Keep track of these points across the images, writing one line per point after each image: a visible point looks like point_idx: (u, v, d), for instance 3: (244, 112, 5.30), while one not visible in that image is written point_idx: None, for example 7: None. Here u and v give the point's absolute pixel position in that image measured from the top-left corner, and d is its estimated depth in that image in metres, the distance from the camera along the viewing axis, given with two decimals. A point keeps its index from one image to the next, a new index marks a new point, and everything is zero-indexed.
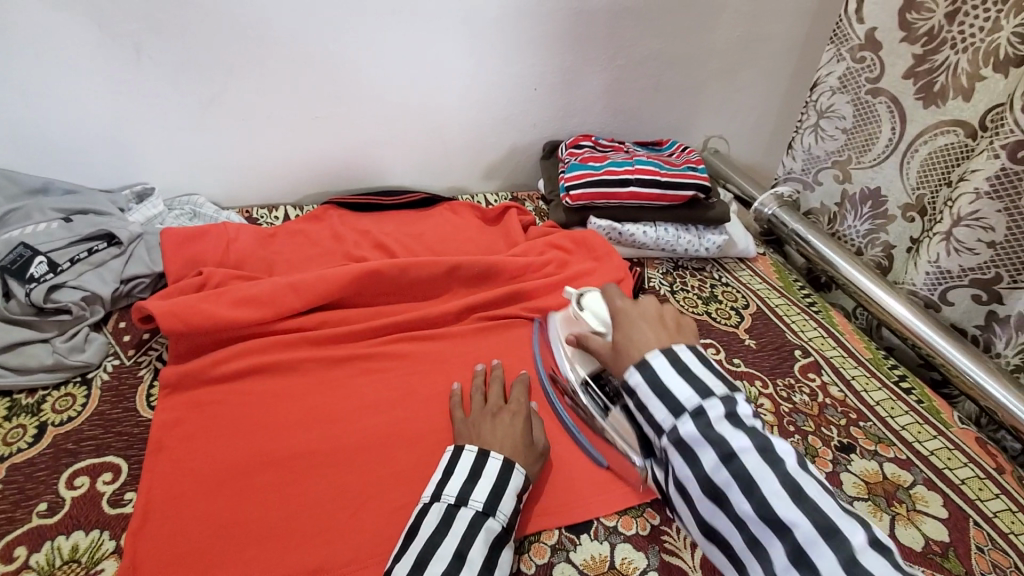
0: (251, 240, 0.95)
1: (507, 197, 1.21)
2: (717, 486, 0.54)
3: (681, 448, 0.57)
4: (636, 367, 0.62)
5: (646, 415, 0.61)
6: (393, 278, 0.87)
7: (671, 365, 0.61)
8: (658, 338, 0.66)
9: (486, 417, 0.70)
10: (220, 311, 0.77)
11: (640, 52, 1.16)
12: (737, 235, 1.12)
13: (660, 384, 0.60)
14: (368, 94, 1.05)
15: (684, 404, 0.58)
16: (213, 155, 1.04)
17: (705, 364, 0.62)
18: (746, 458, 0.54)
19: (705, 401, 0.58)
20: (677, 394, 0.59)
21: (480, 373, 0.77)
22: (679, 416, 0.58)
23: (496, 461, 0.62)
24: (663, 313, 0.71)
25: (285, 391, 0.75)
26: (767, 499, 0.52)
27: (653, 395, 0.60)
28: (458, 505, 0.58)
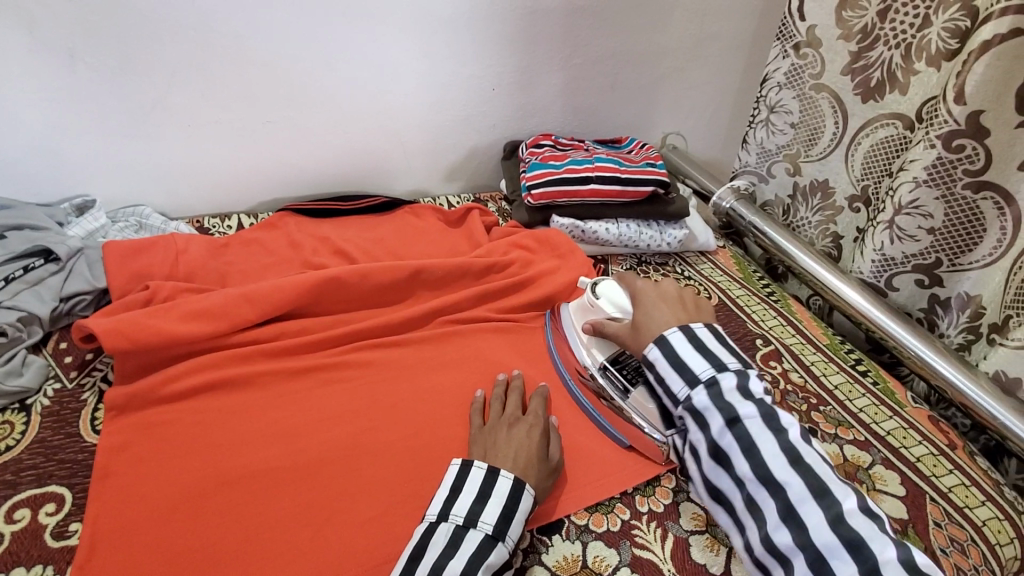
0: (202, 251, 0.91)
1: (470, 199, 1.20)
2: (721, 449, 0.64)
3: (694, 413, 0.67)
4: (655, 344, 0.72)
5: (664, 386, 0.71)
6: (354, 284, 0.85)
7: (688, 341, 0.71)
8: (675, 315, 0.76)
9: (503, 428, 0.69)
10: (169, 325, 0.73)
11: (595, 51, 1.17)
12: (697, 230, 1.13)
13: (679, 358, 0.70)
14: (322, 97, 1.03)
15: (700, 376, 0.68)
16: (159, 164, 1.00)
17: (720, 343, 0.72)
18: (749, 423, 0.64)
19: (719, 374, 0.68)
20: (693, 367, 0.69)
21: (502, 382, 0.77)
22: (694, 386, 0.68)
23: (508, 478, 0.62)
24: (679, 294, 0.81)
25: (242, 407, 0.72)
26: (766, 461, 0.61)
27: (671, 368, 0.70)
28: (467, 527, 0.57)
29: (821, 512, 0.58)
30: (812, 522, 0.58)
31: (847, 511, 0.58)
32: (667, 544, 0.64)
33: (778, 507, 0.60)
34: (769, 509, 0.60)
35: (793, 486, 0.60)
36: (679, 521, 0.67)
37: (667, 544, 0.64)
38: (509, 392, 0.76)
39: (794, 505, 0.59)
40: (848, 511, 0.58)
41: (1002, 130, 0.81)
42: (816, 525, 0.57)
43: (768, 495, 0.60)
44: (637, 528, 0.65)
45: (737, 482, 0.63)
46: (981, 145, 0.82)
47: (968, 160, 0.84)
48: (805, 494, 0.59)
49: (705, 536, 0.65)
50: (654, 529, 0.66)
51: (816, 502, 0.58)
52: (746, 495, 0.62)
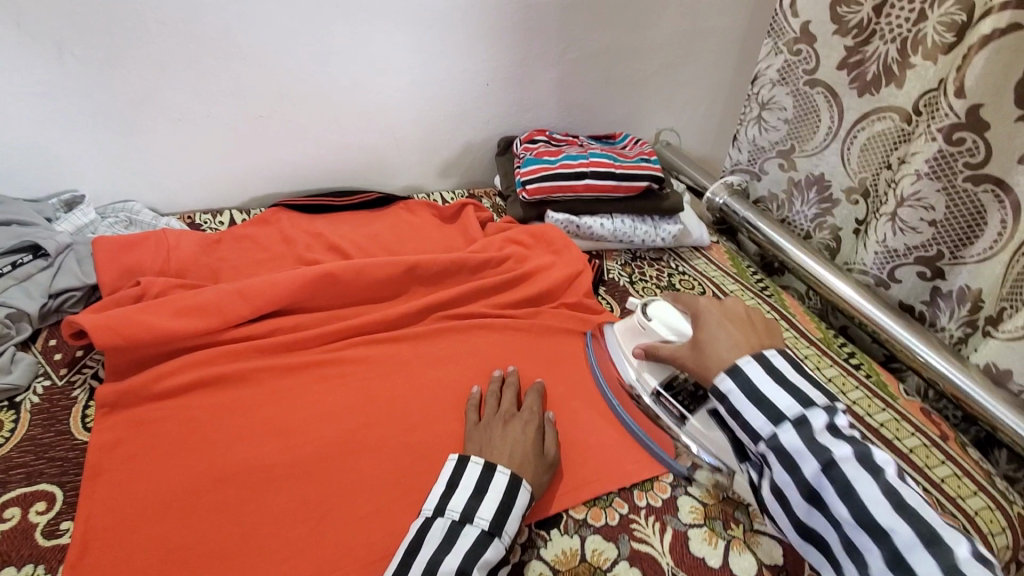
0: (193, 248, 0.90)
1: (464, 195, 1.20)
2: (816, 489, 0.56)
3: (781, 455, 0.59)
4: (728, 374, 0.64)
5: (741, 421, 0.63)
6: (349, 280, 0.85)
7: (766, 371, 0.63)
8: (745, 338, 0.69)
9: (498, 425, 0.69)
10: (161, 322, 0.72)
11: (589, 46, 1.17)
12: (692, 225, 1.14)
13: (757, 392, 0.62)
14: (315, 92, 1.02)
15: (784, 412, 0.60)
16: (149, 159, 0.98)
17: (802, 374, 0.64)
18: (847, 467, 0.56)
19: (807, 411, 0.60)
20: (776, 402, 0.61)
21: (497, 378, 0.77)
22: (779, 423, 0.60)
23: (504, 474, 0.61)
24: (747, 313, 0.74)
25: (237, 404, 0.71)
26: (866, 504, 0.54)
27: (750, 403, 0.62)
28: (463, 522, 0.57)
29: (933, 560, 0.51)
30: (924, 570, 0.51)
31: (962, 560, 0.50)
32: (665, 536, 0.65)
33: (885, 555, 0.53)
34: (873, 556, 0.53)
35: (900, 532, 0.53)
36: (678, 515, 0.67)
37: (665, 537, 0.64)
38: (504, 388, 0.76)
39: (903, 552, 0.52)
40: (964, 561, 0.50)
41: (1001, 123, 0.81)
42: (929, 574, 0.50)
43: (873, 542, 0.53)
44: (634, 522, 0.66)
45: (835, 524, 0.55)
46: (981, 139, 0.83)
47: (969, 152, 0.85)
48: (914, 541, 0.52)
49: (703, 530, 0.66)
50: (652, 522, 0.66)
51: (928, 550, 0.51)
52: (845, 538, 0.55)
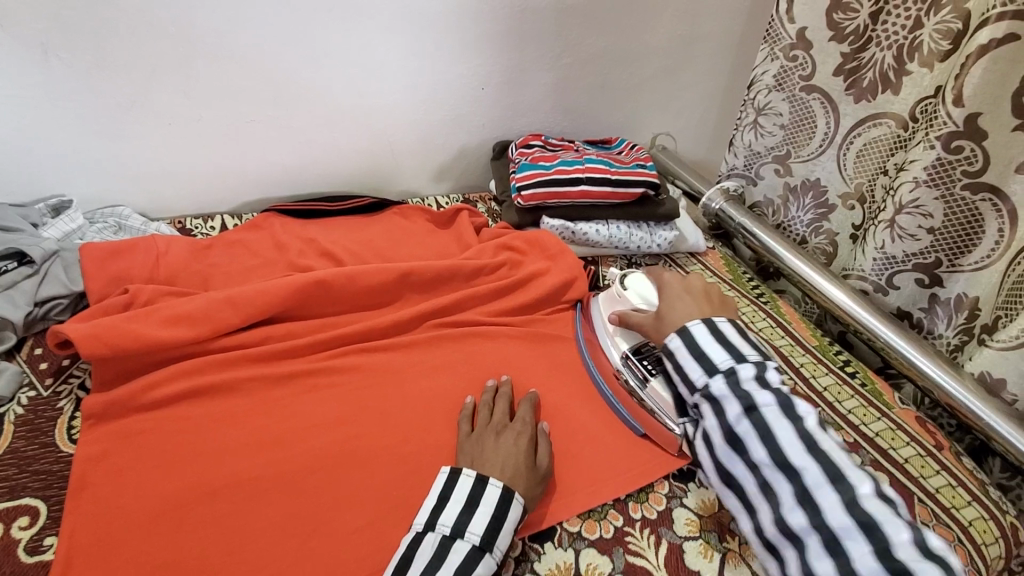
0: (183, 254, 0.89)
1: (459, 200, 1.19)
2: (738, 435, 0.66)
3: (711, 400, 0.69)
4: (676, 334, 0.74)
5: (681, 372, 0.73)
6: (341, 287, 0.84)
7: (710, 334, 0.73)
8: (699, 307, 0.79)
9: (490, 436, 0.68)
10: (149, 331, 0.71)
11: (585, 51, 1.16)
12: (687, 231, 1.13)
13: (698, 348, 0.72)
14: (308, 96, 1.01)
15: (718, 365, 0.70)
16: (138, 163, 0.97)
17: (740, 334, 0.74)
18: (766, 411, 0.65)
19: (737, 364, 0.70)
20: (712, 356, 0.71)
21: (491, 388, 0.76)
22: (712, 374, 0.70)
23: (495, 487, 0.61)
24: (708, 288, 0.83)
25: (226, 415, 0.70)
26: (780, 447, 0.63)
27: (691, 357, 0.72)
28: (454, 537, 0.56)
29: (835, 496, 0.59)
30: (825, 504, 0.59)
31: (862, 497, 0.58)
32: (661, 550, 0.64)
33: (793, 489, 0.61)
34: (784, 493, 0.61)
35: (809, 469, 0.61)
36: (673, 528, 0.66)
37: (661, 550, 0.64)
38: (497, 398, 0.75)
39: (810, 488, 0.60)
40: (899, 546, 0.55)
41: (1000, 132, 0.81)
42: (830, 507, 0.58)
43: (784, 479, 0.61)
44: (629, 535, 0.65)
45: (752, 467, 0.64)
46: (979, 147, 0.83)
47: (967, 161, 0.84)
48: (822, 479, 0.60)
49: (698, 542, 0.65)
50: (647, 535, 0.65)
51: (832, 486, 0.59)
52: (763, 481, 0.63)
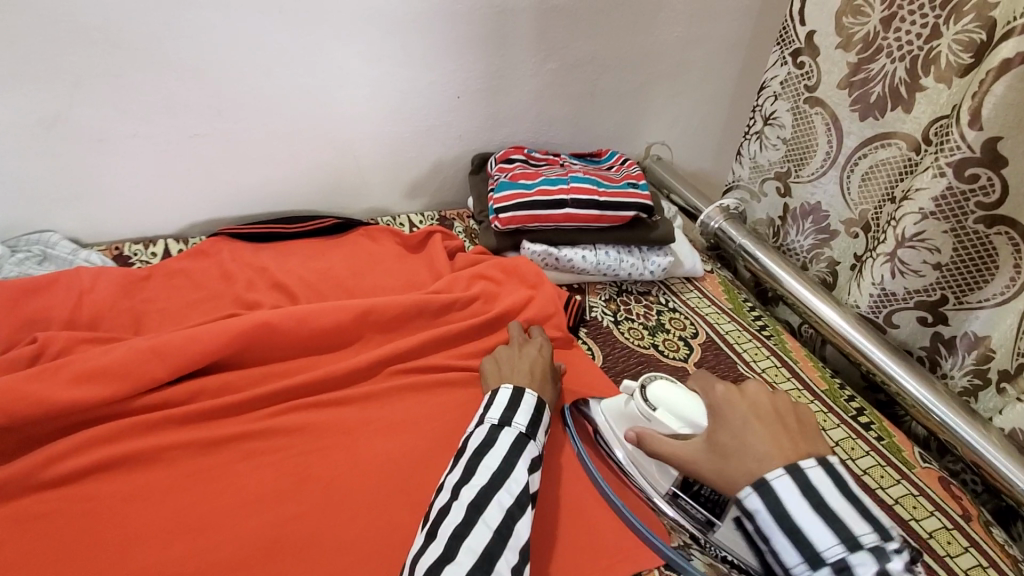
0: (112, 290, 0.79)
1: (434, 218, 1.09)
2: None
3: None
4: (754, 489, 0.50)
5: (770, 551, 0.50)
6: (289, 331, 0.74)
7: (800, 491, 0.49)
8: (775, 441, 0.53)
9: (514, 357, 0.76)
10: (57, 392, 0.61)
11: (572, 55, 1.05)
12: (683, 255, 1.03)
13: (789, 520, 0.48)
14: (260, 107, 0.90)
15: (823, 553, 0.46)
16: (67, 183, 0.86)
17: (846, 495, 0.49)
18: None
19: (851, 554, 0.45)
20: (813, 537, 0.47)
21: (518, 325, 0.82)
22: (817, 567, 0.46)
23: (531, 395, 0.68)
24: (781, 401, 0.56)
25: (142, 492, 0.60)
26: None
27: (779, 531, 0.49)
28: (501, 425, 0.64)
29: None
30: None
31: None
32: None
33: None
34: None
35: None
36: None
37: None
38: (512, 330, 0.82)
39: None
40: None
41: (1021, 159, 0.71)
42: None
43: None
44: None
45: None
46: (997, 175, 0.73)
47: (982, 191, 0.74)
48: None
49: None
50: None
51: None
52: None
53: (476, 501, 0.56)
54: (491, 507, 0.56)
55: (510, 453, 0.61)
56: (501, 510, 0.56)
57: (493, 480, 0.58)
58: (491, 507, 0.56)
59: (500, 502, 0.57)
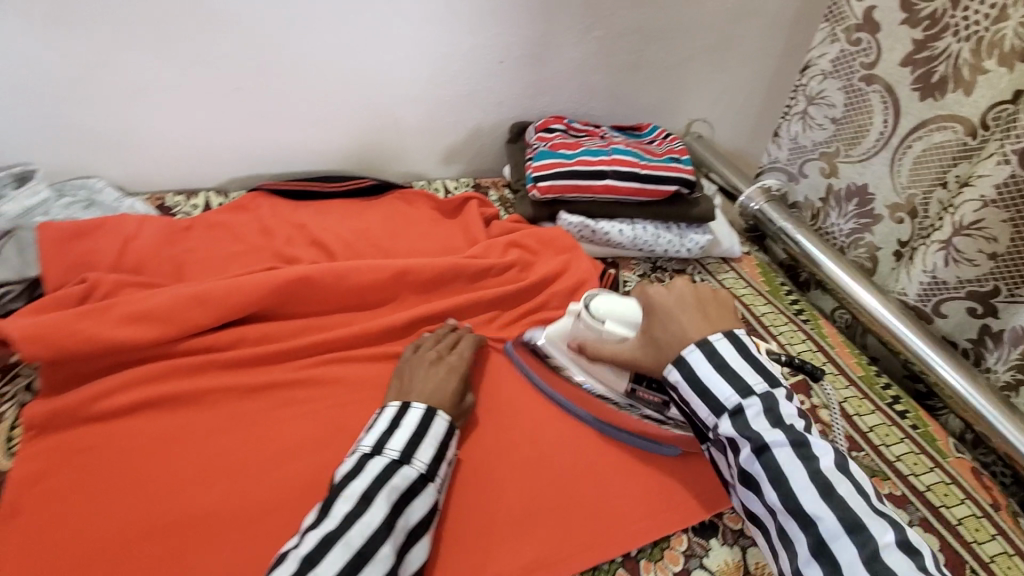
0: (158, 237, 0.79)
1: (469, 185, 1.08)
2: (750, 475, 0.56)
3: (726, 443, 0.58)
4: (674, 365, 0.61)
5: (689, 410, 0.61)
6: (328, 285, 0.75)
7: (708, 360, 0.59)
8: (693, 325, 0.63)
9: (421, 365, 0.69)
10: (106, 331, 0.63)
11: (619, 23, 1.03)
12: (721, 234, 1.01)
13: (700, 383, 0.59)
14: (301, 62, 0.89)
15: (724, 402, 0.58)
16: (114, 130, 0.87)
17: (745, 354, 0.60)
18: (779, 452, 0.55)
19: (744, 400, 0.57)
20: (717, 392, 0.58)
21: (449, 325, 0.76)
22: (719, 414, 0.58)
23: (418, 411, 0.61)
24: (701, 292, 0.65)
25: (186, 430, 0.62)
26: (796, 493, 0.53)
27: (693, 394, 0.60)
28: (371, 454, 0.56)
29: (855, 551, 0.50)
30: (844, 559, 0.50)
31: (885, 548, 0.50)
32: None
33: (809, 541, 0.52)
34: (800, 544, 0.52)
35: (824, 519, 0.52)
36: None
37: None
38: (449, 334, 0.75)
39: (826, 540, 0.51)
40: (887, 549, 0.50)
41: None
42: (850, 563, 0.50)
43: (799, 528, 0.53)
44: None
45: (768, 510, 0.55)
46: None
47: None
48: (840, 530, 0.51)
49: None
50: None
51: (849, 538, 0.51)
52: (779, 524, 0.55)
53: (314, 550, 0.48)
54: (336, 548, 0.48)
55: (374, 482, 0.54)
56: (348, 551, 0.48)
57: (344, 521, 0.50)
58: (330, 556, 0.48)
59: (348, 542, 0.49)
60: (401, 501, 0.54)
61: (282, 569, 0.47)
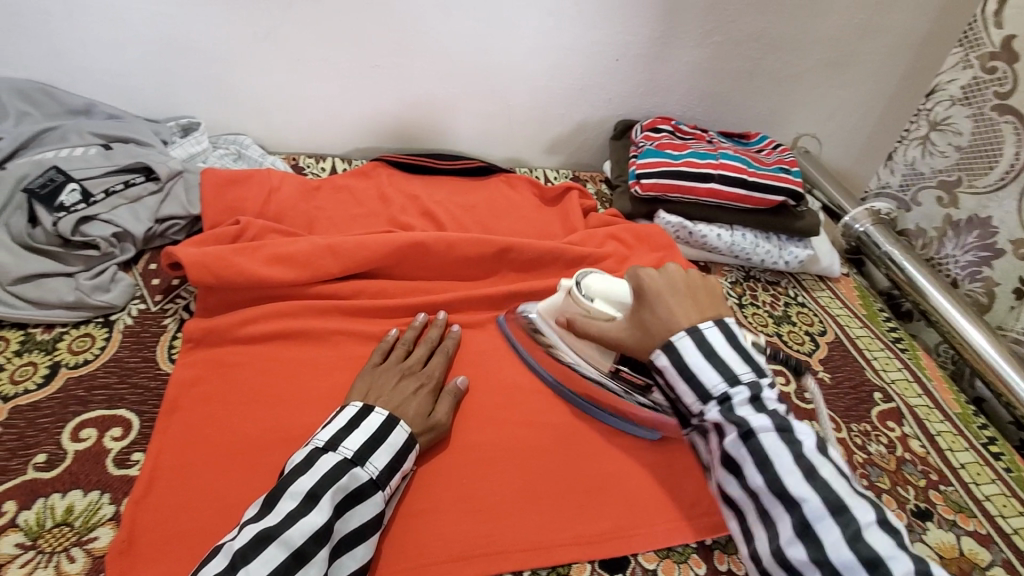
0: (295, 192, 0.89)
1: (568, 176, 1.12)
2: (732, 459, 0.54)
3: (712, 426, 0.55)
4: (662, 350, 0.57)
5: (674, 395, 0.58)
6: (438, 252, 0.81)
7: (695, 348, 0.56)
8: (684, 313, 0.58)
9: (393, 374, 0.66)
10: (255, 267, 0.71)
11: (740, 30, 1.03)
12: (822, 251, 1.00)
13: (687, 369, 0.55)
14: (432, 45, 0.96)
15: (710, 389, 0.55)
16: (265, 94, 0.97)
17: (732, 344, 0.56)
18: (764, 438, 0.52)
19: (732, 389, 0.54)
20: (704, 378, 0.55)
21: (418, 325, 0.74)
22: (706, 400, 0.55)
23: (379, 416, 0.59)
24: (691, 279, 0.62)
25: (310, 362, 0.69)
26: (779, 477, 0.51)
27: (680, 378, 0.56)
28: (324, 449, 0.54)
29: (837, 530, 0.49)
30: (827, 539, 0.48)
31: (865, 527, 0.49)
32: None
33: (793, 522, 0.50)
34: (783, 524, 0.51)
35: (808, 500, 0.50)
36: None
37: None
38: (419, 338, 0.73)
39: (810, 522, 0.49)
40: (867, 527, 0.49)
41: None
42: (834, 543, 0.48)
43: (784, 510, 0.51)
44: None
45: (751, 492, 0.53)
46: None
47: None
48: (822, 510, 0.50)
49: None
50: None
51: (832, 519, 0.49)
52: (760, 505, 0.53)
53: (247, 548, 0.46)
54: (271, 547, 0.46)
55: (322, 480, 0.51)
56: (284, 551, 0.46)
57: (285, 519, 0.48)
58: (262, 556, 0.46)
59: (285, 542, 0.47)
60: (343, 506, 0.52)
61: (211, 565, 0.46)
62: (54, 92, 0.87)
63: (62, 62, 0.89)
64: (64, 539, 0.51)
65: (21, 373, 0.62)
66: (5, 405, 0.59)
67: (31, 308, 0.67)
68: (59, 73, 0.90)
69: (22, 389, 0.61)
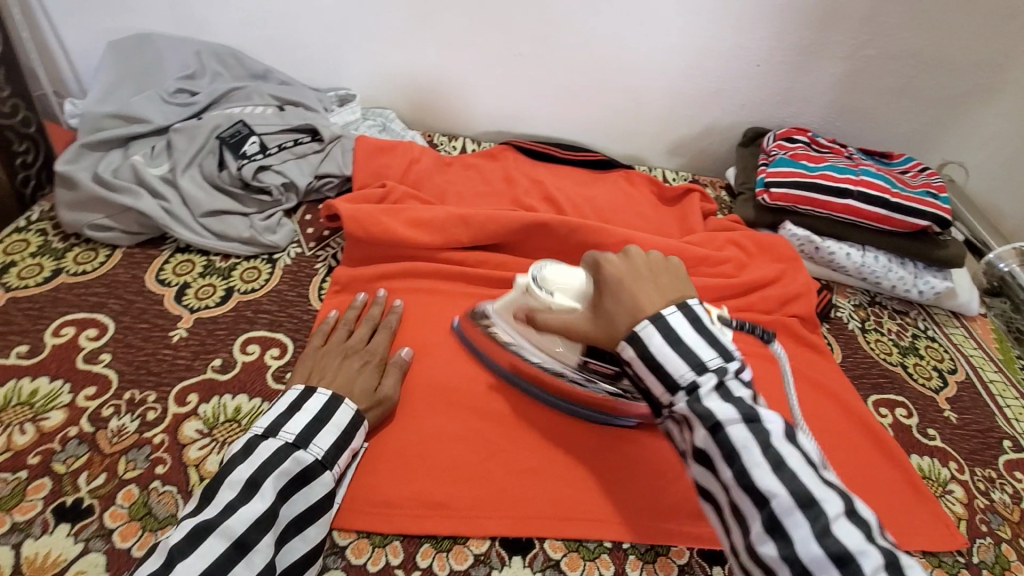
0: (431, 164, 0.95)
1: (688, 178, 1.11)
2: (703, 452, 0.49)
3: (681, 420, 0.51)
4: (626, 340, 0.52)
5: (642, 386, 0.53)
6: (560, 235, 0.84)
7: (665, 340, 0.50)
8: (646, 298, 0.53)
9: (336, 355, 0.65)
10: (398, 228, 0.78)
11: (897, 45, 0.98)
12: (961, 287, 0.94)
13: (653, 360, 0.50)
14: (574, 38, 0.99)
15: (678, 379, 0.49)
16: (415, 74, 1.05)
17: (698, 328, 0.51)
18: (733, 431, 0.47)
19: (699, 377, 0.49)
20: (670, 369, 0.50)
21: (358, 305, 0.72)
22: (673, 391, 0.50)
23: (324, 395, 0.58)
24: (654, 261, 0.56)
25: (439, 319, 0.75)
26: (746, 470, 0.46)
27: (647, 370, 0.51)
28: (263, 436, 0.53)
29: (807, 526, 0.44)
30: (798, 535, 0.44)
31: (834, 520, 0.44)
32: None
33: (761, 518, 0.46)
34: (752, 521, 0.46)
35: (777, 494, 0.45)
36: None
37: None
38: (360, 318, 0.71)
39: (778, 516, 0.45)
40: (836, 521, 0.44)
41: None
42: (803, 539, 0.44)
43: (753, 508, 0.46)
44: None
45: (721, 486, 0.49)
46: None
47: None
48: (790, 504, 0.45)
49: None
50: None
51: (802, 513, 0.45)
52: (730, 501, 0.48)
53: (184, 541, 0.46)
54: (209, 540, 0.46)
55: (262, 467, 0.51)
56: (224, 541, 0.46)
57: (224, 509, 0.48)
58: (201, 549, 0.46)
59: (226, 533, 0.47)
60: (289, 489, 0.51)
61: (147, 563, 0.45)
62: (242, 57, 1.00)
63: (252, 32, 1.01)
64: (233, 432, 0.60)
65: (204, 292, 0.73)
66: (190, 315, 0.70)
67: (213, 239, 0.78)
68: (248, 41, 1.02)
69: (204, 305, 0.71)
